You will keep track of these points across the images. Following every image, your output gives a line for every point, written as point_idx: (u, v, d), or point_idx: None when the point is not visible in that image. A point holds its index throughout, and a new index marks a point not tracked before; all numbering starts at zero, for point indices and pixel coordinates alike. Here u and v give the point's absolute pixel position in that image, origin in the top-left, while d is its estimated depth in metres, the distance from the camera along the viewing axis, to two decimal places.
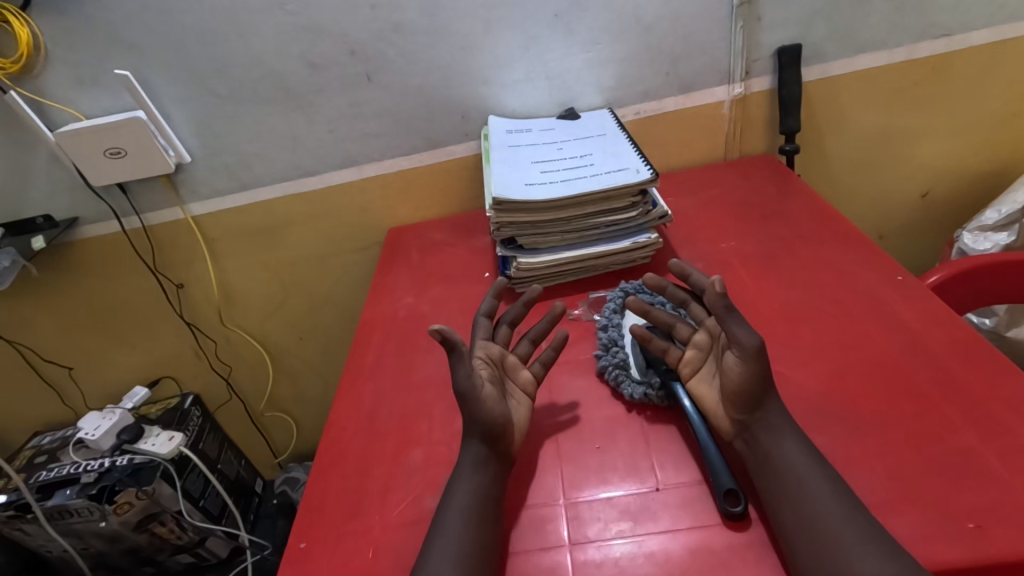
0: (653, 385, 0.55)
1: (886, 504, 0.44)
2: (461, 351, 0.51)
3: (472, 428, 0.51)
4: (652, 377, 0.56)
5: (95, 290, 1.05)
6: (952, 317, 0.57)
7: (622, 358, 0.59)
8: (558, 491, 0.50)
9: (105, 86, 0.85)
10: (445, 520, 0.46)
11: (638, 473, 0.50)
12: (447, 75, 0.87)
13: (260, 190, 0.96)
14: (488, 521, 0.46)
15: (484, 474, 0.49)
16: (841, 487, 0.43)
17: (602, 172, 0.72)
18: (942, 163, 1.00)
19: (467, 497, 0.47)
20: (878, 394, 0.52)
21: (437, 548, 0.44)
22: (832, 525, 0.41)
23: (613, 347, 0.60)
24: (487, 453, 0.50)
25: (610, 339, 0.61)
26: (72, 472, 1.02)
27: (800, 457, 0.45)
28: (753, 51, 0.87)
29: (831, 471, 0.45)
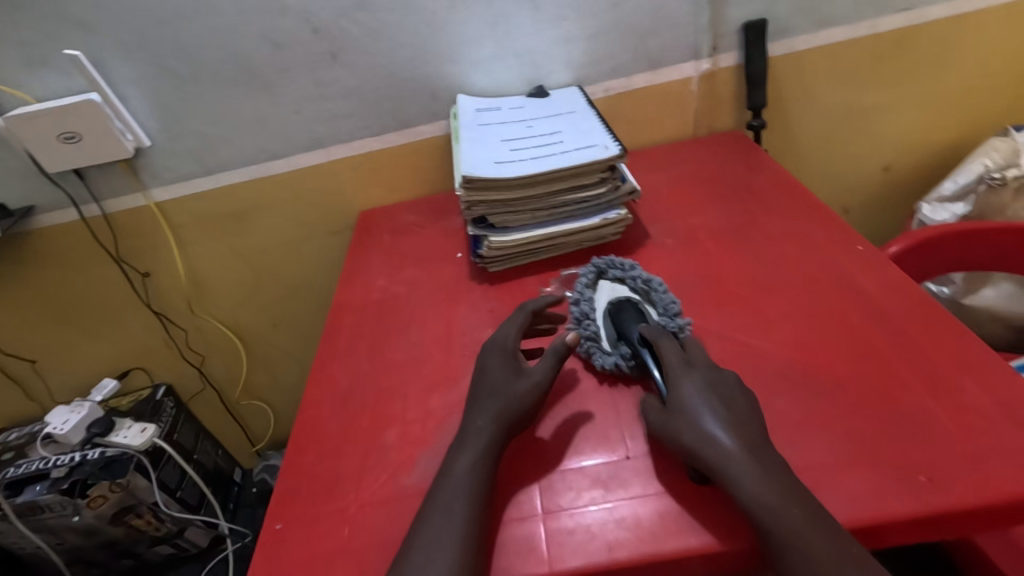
0: (624, 356, 0.56)
1: (845, 462, 0.46)
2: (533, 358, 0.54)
3: (490, 409, 0.52)
4: (623, 347, 0.57)
5: (56, 281, 1.02)
6: (909, 284, 0.59)
7: (593, 331, 0.60)
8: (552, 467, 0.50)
9: (55, 68, 0.81)
10: (433, 503, 0.46)
11: (613, 443, 0.51)
12: (414, 54, 0.86)
13: (225, 174, 0.94)
14: (482, 501, 0.46)
15: (483, 455, 0.48)
16: (768, 465, 0.43)
17: (571, 149, 0.72)
18: (904, 137, 1.02)
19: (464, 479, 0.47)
20: (838, 359, 0.54)
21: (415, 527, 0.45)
22: (765, 505, 0.41)
23: (586, 320, 0.61)
24: (492, 437, 0.50)
25: (583, 312, 0.62)
26: (41, 467, 1.00)
27: (719, 433, 0.45)
28: (720, 27, 0.88)
29: (761, 449, 0.44)
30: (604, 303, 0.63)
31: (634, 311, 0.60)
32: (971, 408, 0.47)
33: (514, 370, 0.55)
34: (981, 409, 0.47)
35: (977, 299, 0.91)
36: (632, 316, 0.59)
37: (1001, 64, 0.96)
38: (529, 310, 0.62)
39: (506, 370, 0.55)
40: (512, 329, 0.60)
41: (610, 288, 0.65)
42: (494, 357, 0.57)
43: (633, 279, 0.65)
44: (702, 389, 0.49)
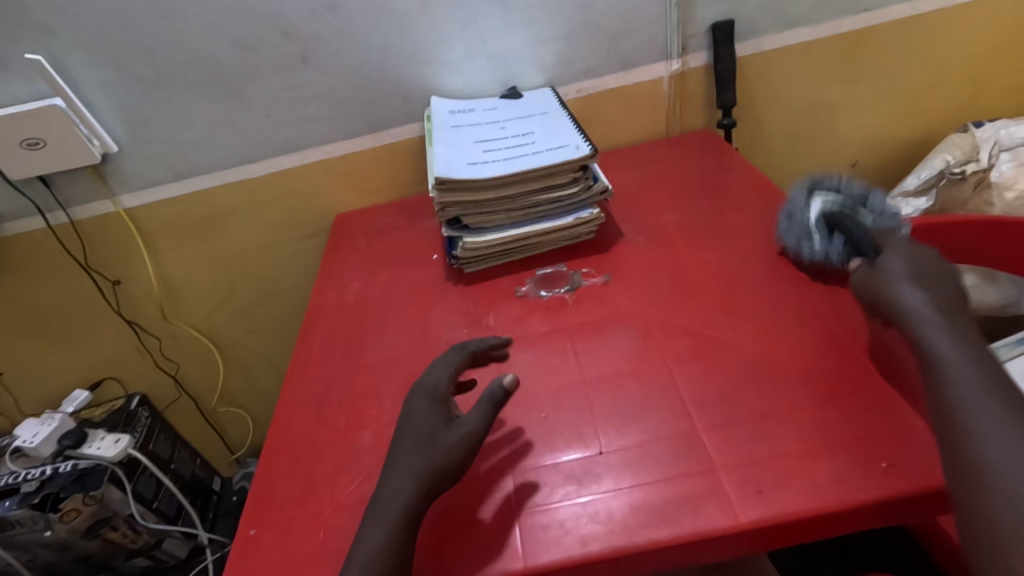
0: (837, 247, 0.61)
1: (811, 449, 0.47)
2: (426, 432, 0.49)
3: (413, 466, 0.48)
4: (837, 241, 0.62)
5: (23, 291, 1.00)
6: None
7: (803, 225, 0.64)
8: (505, 514, 0.47)
9: (16, 74, 0.79)
10: (365, 537, 0.45)
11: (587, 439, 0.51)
12: (386, 56, 0.86)
13: (197, 179, 0.92)
14: (403, 548, 0.44)
15: (404, 505, 0.46)
16: (963, 322, 0.48)
17: (543, 149, 0.72)
18: (869, 134, 1.05)
19: (386, 532, 0.45)
20: (803, 351, 0.55)
21: (372, 532, 0.45)
22: (960, 371, 0.45)
23: (799, 228, 0.65)
24: (412, 498, 0.46)
25: (793, 210, 0.67)
26: (10, 482, 0.98)
27: (921, 306, 0.49)
28: (689, 28, 0.89)
29: (956, 315, 0.49)
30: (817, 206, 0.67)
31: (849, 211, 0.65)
32: None
33: (446, 419, 0.52)
34: None
35: None
36: (847, 217, 0.63)
37: (962, 61, 0.99)
38: (469, 350, 0.59)
39: (433, 416, 0.52)
40: (445, 371, 0.56)
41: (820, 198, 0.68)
42: (422, 403, 0.53)
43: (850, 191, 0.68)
44: (912, 268, 0.52)
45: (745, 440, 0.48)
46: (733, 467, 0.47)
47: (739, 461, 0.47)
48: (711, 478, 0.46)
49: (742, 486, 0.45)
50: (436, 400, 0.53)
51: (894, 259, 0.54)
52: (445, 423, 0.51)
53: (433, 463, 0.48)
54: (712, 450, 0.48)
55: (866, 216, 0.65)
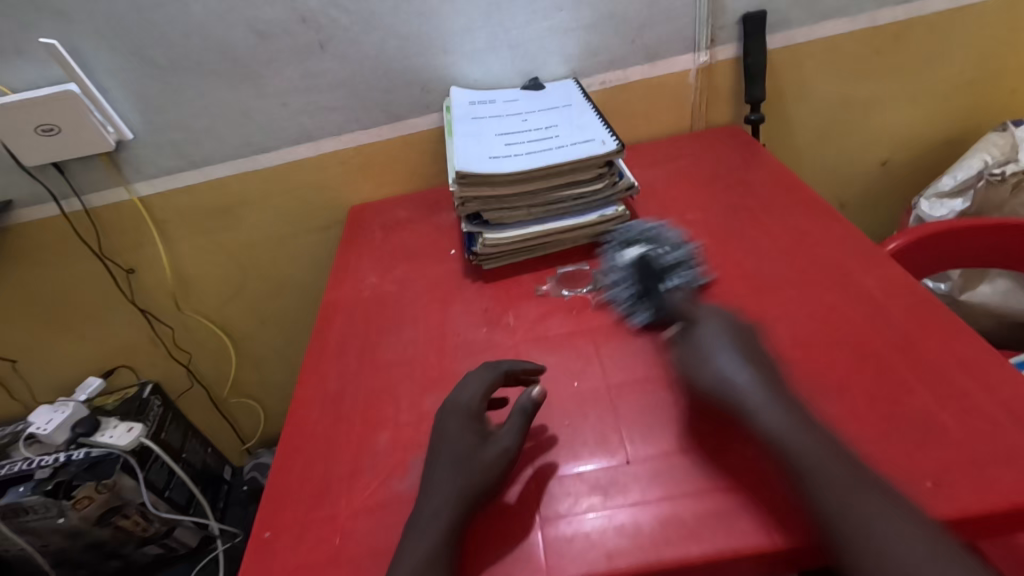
0: (646, 309, 0.60)
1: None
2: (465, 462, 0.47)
3: (452, 484, 0.46)
4: (646, 303, 0.61)
5: (37, 278, 0.99)
6: (911, 283, 0.58)
7: (619, 295, 0.64)
8: (533, 500, 0.47)
9: (31, 58, 0.78)
10: (403, 553, 0.43)
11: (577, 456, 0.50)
12: (405, 44, 0.83)
13: (211, 168, 0.91)
14: (447, 566, 0.42)
15: (446, 522, 0.44)
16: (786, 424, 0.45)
17: (567, 143, 0.70)
18: (902, 131, 1.01)
19: (428, 549, 0.43)
20: (839, 360, 0.52)
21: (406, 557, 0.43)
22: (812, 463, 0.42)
23: (630, 294, 0.63)
24: (455, 516, 0.44)
25: (615, 278, 0.65)
26: (24, 468, 0.99)
27: (735, 367, 0.48)
28: (718, 19, 0.86)
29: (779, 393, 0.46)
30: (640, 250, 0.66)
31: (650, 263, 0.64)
32: (978, 410, 0.46)
33: (483, 436, 0.50)
34: (987, 412, 0.46)
35: (973, 295, 0.92)
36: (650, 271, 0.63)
37: (1001, 57, 0.95)
38: (503, 370, 0.55)
39: (468, 435, 0.50)
40: (477, 388, 0.53)
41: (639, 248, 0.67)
42: (455, 420, 0.51)
43: (666, 241, 0.67)
44: (733, 335, 0.51)
45: None
46: (767, 482, 0.45)
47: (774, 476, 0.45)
48: (744, 492, 0.44)
49: (777, 503, 0.43)
50: (471, 417, 0.51)
51: (709, 323, 0.53)
52: (481, 441, 0.49)
53: (472, 482, 0.46)
54: (746, 464, 0.46)
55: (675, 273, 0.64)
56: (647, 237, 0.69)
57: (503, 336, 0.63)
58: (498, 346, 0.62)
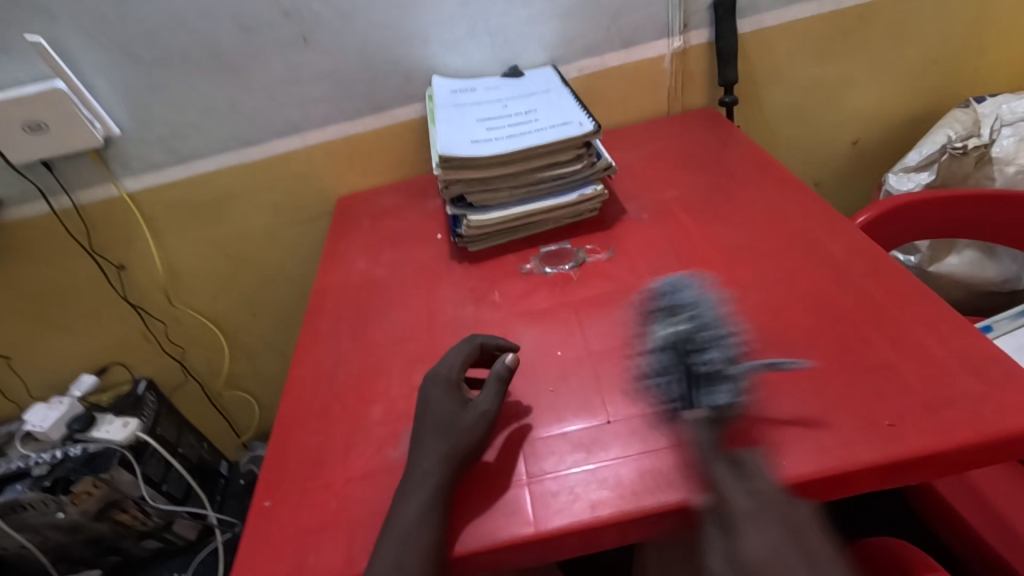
0: (678, 399, 0.50)
1: (812, 417, 0.48)
2: (445, 432, 0.50)
3: (439, 447, 0.49)
4: (672, 389, 0.51)
5: (28, 277, 1.00)
6: (875, 249, 0.61)
7: (647, 368, 0.54)
8: (513, 459, 0.50)
9: (17, 56, 0.79)
10: (398, 512, 0.46)
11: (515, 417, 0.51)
12: (386, 35, 0.85)
13: (199, 162, 0.92)
14: (439, 521, 0.45)
15: (436, 481, 0.47)
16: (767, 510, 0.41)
17: (547, 126, 0.72)
18: (871, 111, 1.05)
19: (420, 506, 0.45)
20: (806, 321, 0.56)
21: (398, 518, 0.45)
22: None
23: (694, 340, 0.53)
24: (443, 476, 0.47)
25: (648, 345, 0.55)
26: (21, 466, 1.00)
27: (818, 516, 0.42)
28: (690, 4, 0.89)
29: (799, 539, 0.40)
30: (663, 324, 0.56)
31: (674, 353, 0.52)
32: (931, 361, 0.49)
33: (463, 403, 0.52)
34: (940, 362, 0.49)
35: (941, 266, 0.95)
36: (675, 358, 0.52)
37: (964, 36, 0.98)
38: (478, 342, 0.57)
39: (449, 403, 0.52)
40: (456, 359, 0.56)
41: (663, 321, 0.57)
42: (437, 389, 0.54)
43: (703, 317, 0.55)
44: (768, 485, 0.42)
45: (750, 407, 0.49)
46: (738, 434, 0.48)
47: (744, 428, 0.48)
48: (718, 443, 0.47)
49: (748, 452, 0.46)
50: (451, 385, 0.54)
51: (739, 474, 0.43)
52: (461, 406, 0.52)
53: (455, 444, 0.49)
54: (718, 419, 0.49)
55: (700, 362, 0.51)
56: (705, 325, 0.55)
57: (490, 312, 0.66)
58: (486, 322, 0.64)
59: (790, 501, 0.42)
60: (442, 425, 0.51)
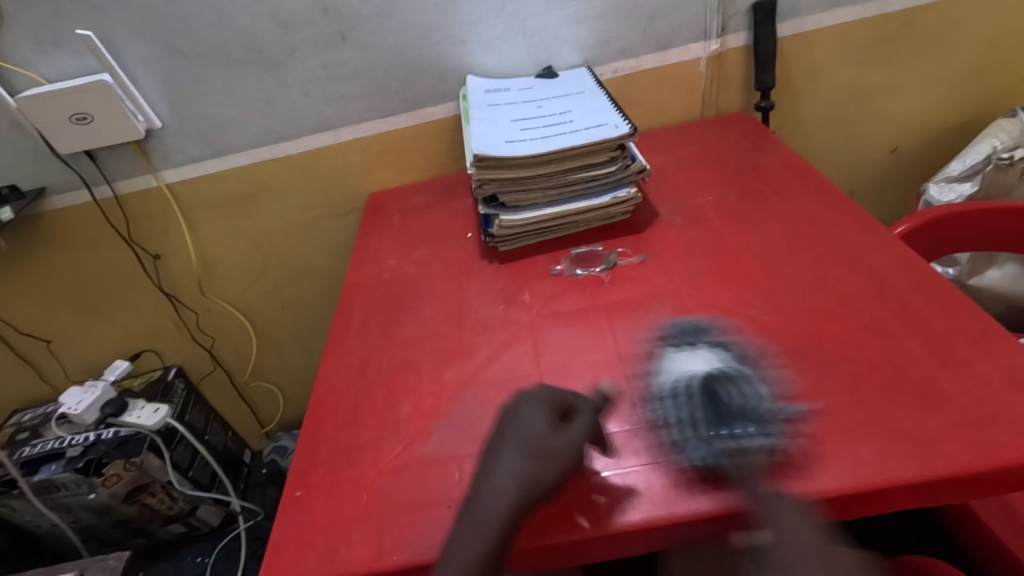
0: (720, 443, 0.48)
1: (912, 457, 0.44)
2: (529, 458, 0.45)
3: (520, 478, 0.45)
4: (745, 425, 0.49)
5: (69, 264, 1.03)
6: (917, 261, 0.60)
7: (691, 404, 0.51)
8: (595, 507, 0.46)
9: (67, 49, 0.82)
10: (459, 539, 0.43)
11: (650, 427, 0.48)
12: (422, 33, 0.86)
13: (235, 156, 0.94)
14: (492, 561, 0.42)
15: (509, 501, 0.44)
16: (801, 525, 0.41)
17: (581, 128, 0.72)
18: (912, 118, 1.02)
19: (493, 520, 0.43)
20: (843, 332, 0.54)
21: (457, 545, 0.43)
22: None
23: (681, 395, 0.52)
24: (515, 514, 0.43)
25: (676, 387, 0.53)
26: (57, 447, 1.04)
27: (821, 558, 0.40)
28: (729, 7, 0.88)
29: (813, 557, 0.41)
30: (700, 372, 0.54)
31: (721, 394, 0.51)
32: (976, 376, 0.48)
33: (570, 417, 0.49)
34: (984, 377, 0.48)
35: (982, 280, 0.93)
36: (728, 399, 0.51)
37: (1012, 44, 0.95)
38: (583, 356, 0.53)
39: (543, 423, 0.47)
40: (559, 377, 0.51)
41: (702, 356, 0.56)
42: (531, 406, 0.48)
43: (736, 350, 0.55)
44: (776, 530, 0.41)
45: (785, 417, 0.49)
46: (774, 444, 0.47)
47: (780, 438, 0.47)
48: (751, 453, 0.47)
49: (784, 462, 0.46)
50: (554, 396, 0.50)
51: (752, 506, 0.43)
52: (553, 429, 0.47)
53: (547, 473, 0.45)
54: (753, 427, 0.48)
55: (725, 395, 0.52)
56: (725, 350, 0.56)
57: (520, 312, 0.66)
58: (515, 323, 0.64)
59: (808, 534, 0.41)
60: (530, 444, 0.46)
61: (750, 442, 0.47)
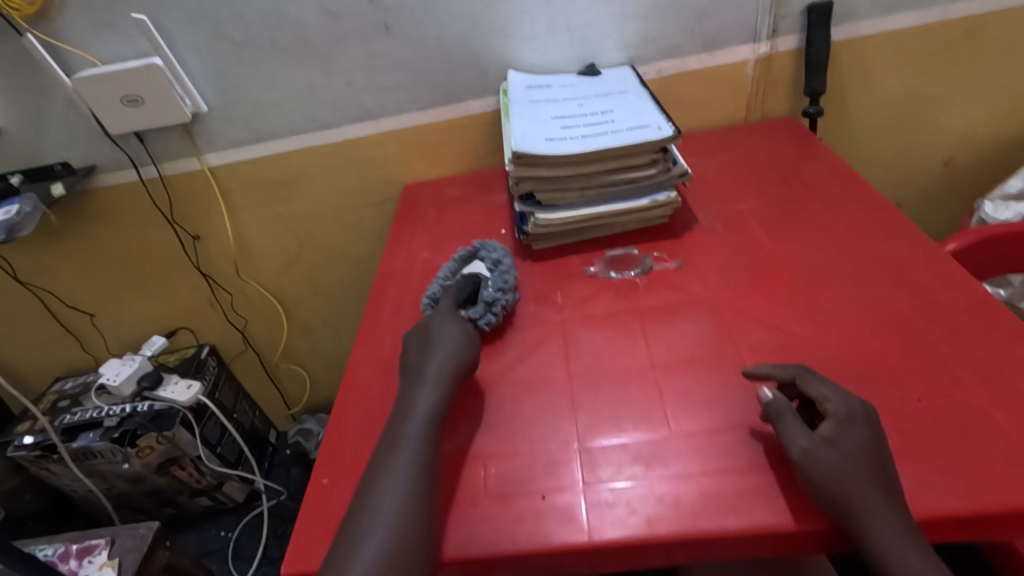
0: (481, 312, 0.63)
1: (955, 489, 0.42)
2: (431, 340, 0.58)
3: (423, 421, 0.51)
4: (479, 305, 0.63)
5: (113, 240, 1.06)
6: (971, 281, 0.57)
7: (475, 284, 0.65)
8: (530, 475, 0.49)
9: (121, 32, 0.84)
10: (382, 495, 0.46)
11: (802, 383, 0.49)
12: (465, 27, 0.86)
13: (277, 142, 0.96)
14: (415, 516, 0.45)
15: (410, 486, 0.46)
16: (838, 419, 0.45)
17: (623, 128, 0.71)
18: (969, 129, 0.98)
19: (398, 505, 0.45)
20: (888, 353, 0.52)
21: (383, 495, 0.46)
22: (836, 473, 0.42)
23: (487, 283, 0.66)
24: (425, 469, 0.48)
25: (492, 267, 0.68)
26: (94, 416, 1.08)
27: (834, 451, 0.44)
28: (782, 8, 0.85)
29: (835, 445, 0.44)
30: (485, 273, 0.68)
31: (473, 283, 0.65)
32: None
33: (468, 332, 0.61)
34: None
35: None
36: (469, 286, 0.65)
37: None
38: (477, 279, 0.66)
39: (453, 337, 0.57)
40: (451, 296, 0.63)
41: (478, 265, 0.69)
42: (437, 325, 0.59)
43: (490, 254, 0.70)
44: (819, 438, 0.45)
45: None
46: None
47: None
48: (785, 472, 0.46)
49: None
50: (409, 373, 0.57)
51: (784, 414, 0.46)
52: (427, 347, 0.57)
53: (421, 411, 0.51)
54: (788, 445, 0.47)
55: (485, 285, 0.66)
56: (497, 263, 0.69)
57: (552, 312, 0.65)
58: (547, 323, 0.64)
59: (849, 432, 0.44)
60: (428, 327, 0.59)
61: (480, 317, 0.62)
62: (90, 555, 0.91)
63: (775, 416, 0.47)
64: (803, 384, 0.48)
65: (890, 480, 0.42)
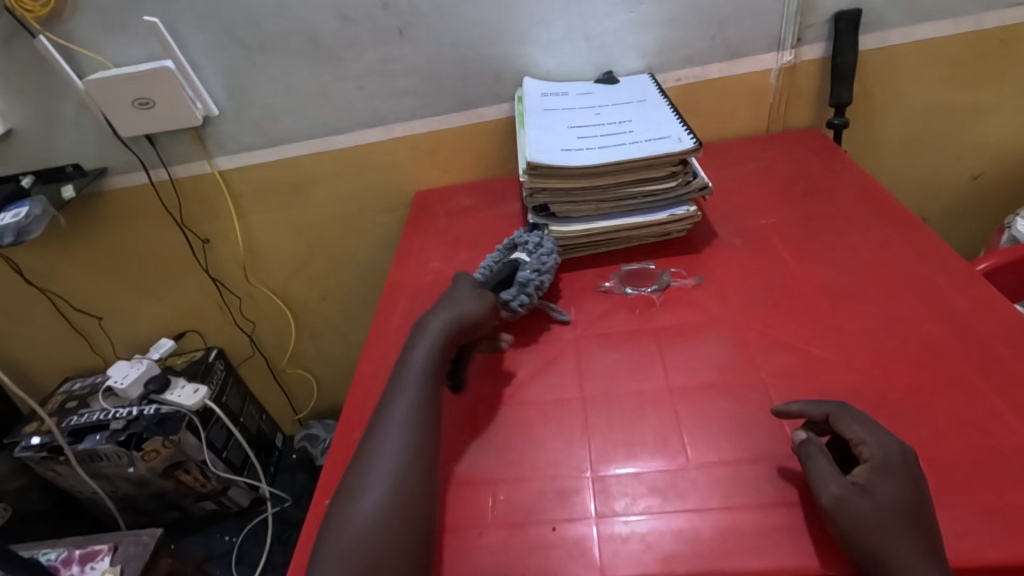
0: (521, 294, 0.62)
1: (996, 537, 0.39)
2: (453, 301, 0.59)
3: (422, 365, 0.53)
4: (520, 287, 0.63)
5: (122, 241, 1.05)
6: (1009, 308, 0.54)
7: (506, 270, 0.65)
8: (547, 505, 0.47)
9: (133, 34, 0.83)
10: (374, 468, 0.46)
11: (836, 422, 0.45)
12: (481, 32, 0.84)
13: (288, 146, 0.94)
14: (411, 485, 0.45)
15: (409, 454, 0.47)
16: (875, 466, 0.42)
17: (642, 139, 0.68)
18: (1000, 143, 0.94)
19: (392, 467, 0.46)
20: (920, 384, 0.50)
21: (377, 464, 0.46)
22: (866, 524, 0.40)
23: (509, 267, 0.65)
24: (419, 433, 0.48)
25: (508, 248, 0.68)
26: (101, 419, 1.07)
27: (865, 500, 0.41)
28: (807, 16, 0.82)
29: (870, 494, 0.41)
30: (523, 256, 0.66)
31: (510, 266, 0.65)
32: None
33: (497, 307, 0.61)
34: None
35: None
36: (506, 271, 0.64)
37: None
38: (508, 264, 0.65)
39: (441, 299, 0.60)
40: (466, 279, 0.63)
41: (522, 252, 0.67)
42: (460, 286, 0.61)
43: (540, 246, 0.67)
44: (851, 486, 0.42)
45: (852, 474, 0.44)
46: None
47: None
48: (812, 510, 0.43)
49: None
50: (438, 342, 0.54)
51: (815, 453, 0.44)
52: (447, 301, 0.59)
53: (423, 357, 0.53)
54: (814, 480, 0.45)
55: (522, 269, 0.64)
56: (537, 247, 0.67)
57: (565, 329, 0.63)
58: (559, 341, 0.62)
59: (887, 479, 0.41)
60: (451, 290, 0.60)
61: (513, 300, 0.62)
62: (91, 561, 0.90)
63: (808, 455, 0.44)
64: (835, 423, 0.45)
65: (929, 534, 0.39)
